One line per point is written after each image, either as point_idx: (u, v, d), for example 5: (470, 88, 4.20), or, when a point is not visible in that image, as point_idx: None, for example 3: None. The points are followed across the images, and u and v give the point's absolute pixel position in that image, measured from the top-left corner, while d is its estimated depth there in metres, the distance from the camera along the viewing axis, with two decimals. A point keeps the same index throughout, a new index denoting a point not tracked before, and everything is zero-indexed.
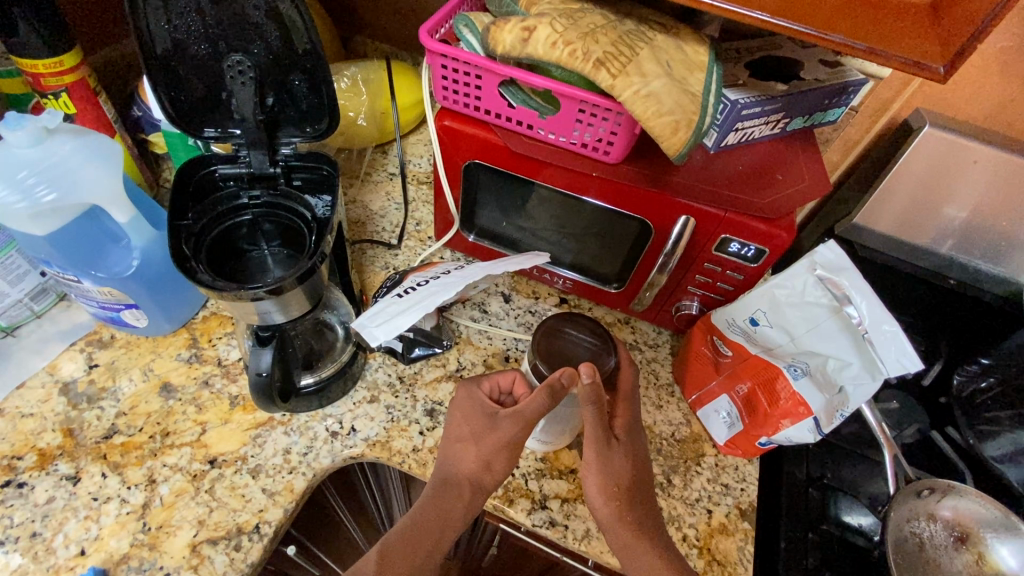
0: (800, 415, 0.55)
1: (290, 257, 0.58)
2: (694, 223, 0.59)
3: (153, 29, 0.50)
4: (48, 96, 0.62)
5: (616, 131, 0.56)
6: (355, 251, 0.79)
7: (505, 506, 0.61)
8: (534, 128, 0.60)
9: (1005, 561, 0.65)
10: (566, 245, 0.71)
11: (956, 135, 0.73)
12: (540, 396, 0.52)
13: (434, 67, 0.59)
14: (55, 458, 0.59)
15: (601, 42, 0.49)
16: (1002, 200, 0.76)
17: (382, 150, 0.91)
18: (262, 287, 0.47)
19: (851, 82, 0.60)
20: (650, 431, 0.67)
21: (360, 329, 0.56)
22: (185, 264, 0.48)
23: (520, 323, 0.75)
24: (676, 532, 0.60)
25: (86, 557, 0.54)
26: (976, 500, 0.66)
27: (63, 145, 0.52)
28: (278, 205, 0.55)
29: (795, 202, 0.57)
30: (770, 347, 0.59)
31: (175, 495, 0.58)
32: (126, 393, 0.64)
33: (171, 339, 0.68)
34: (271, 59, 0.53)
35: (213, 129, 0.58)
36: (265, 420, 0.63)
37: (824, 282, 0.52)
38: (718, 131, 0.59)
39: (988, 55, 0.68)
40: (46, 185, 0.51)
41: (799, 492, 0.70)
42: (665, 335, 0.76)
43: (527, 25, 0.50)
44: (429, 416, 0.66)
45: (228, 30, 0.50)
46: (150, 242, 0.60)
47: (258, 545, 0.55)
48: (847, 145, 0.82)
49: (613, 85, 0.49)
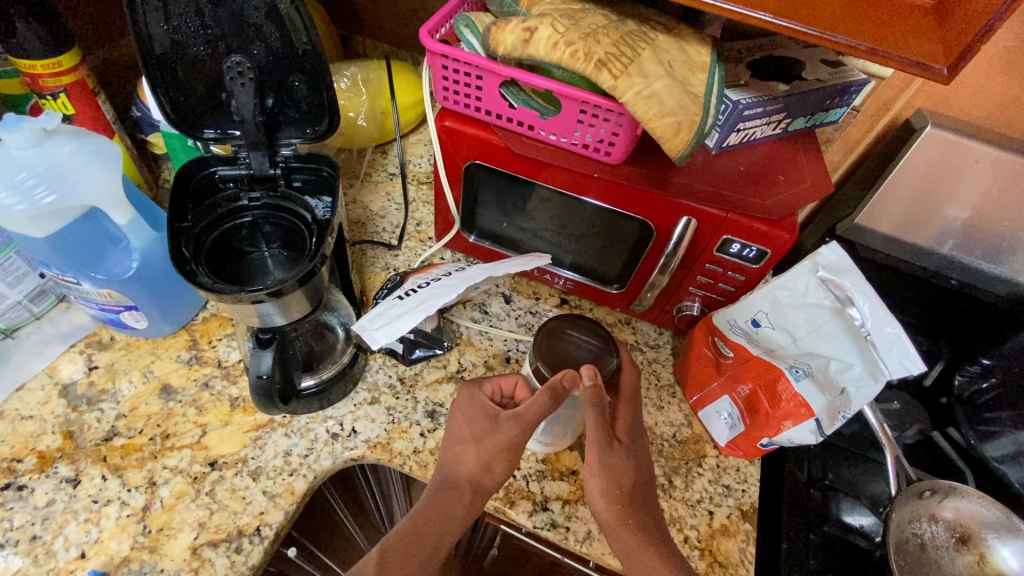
0: (802, 416, 0.55)
1: (291, 258, 0.58)
2: (696, 224, 0.59)
3: (152, 30, 0.49)
4: (47, 96, 0.62)
5: (618, 132, 0.56)
6: (355, 252, 0.78)
7: (506, 507, 0.60)
8: (535, 128, 0.60)
9: (1006, 562, 0.65)
10: (567, 245, 0.71)
11: (958, 135, 0.73)
12: (541, 397, 0.52)
13: (434, 68, 0.59)
14: (55, 460, 0.59)
15: (603, 42, 0.49)
16: (1004, 199, 0.76)
17: (382, 150, 0.90)
18: (262, 289, 0.47)
19: (853, 82, 0.60)
20: (651, 432, 0.67)
21: (360, 331, 0.56)
22: (184, 266, 0.48)
23: (521, 324, 0.75)
24: (677, 533, 0.60)
25: (86, 560, 0.53)
26: (977, 501, 0.66)
27: (62, 145, 0.51)
28: (278, 207, 0.55)
29: (796, 203, 0.57)
30: (772, 348, 0.59)
31: (175, 497, 0.57)
32: (126, 394, 0.63)
33: (171, 340, 0.68)
34: (271, 60, 0.52)
35: (212, 130, 0.57)
36: (265, 422, 0.63)
37: (826, 283, 0.52)
38: (719, 131, 0.59)
39: (990, 55, 0.67)
40: (45, 188, 0.50)
41: (799, 492, 0.70)
42: (665, 335, 0.76)
43: (528, 25, 0.49)
44: (429, 417, 0.65)
45: (228, 31, 0.50)
46: (150, 243, 0.59)
47: (259, 547, 0.55)
48: (848, 145, 0.82)
49: (614, 86, 0.48)
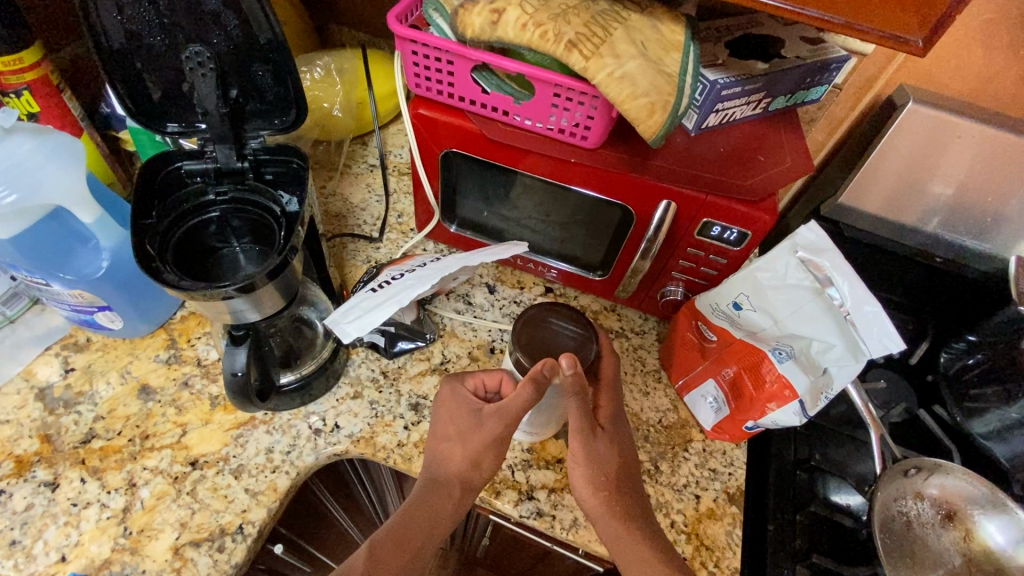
0: (786, 398, 0.54)
1: (263, 253, 0.57)
2: (676, 207, 0.57)
3: (106, 21, 0.48)
4: (10, 95, 0.60)
5: (593, 115, 0.55)
6: (335, 245, 0.77)
7: (492, 498, 0.60)
8: (510, 114, 0.59)
9: (993, 538, 0.65)
10: (550, 233, 0.70)
11: (941, 111, 0.72)
12: (525, 390, 0.51)
13: (404, 55, 0.58)
14: (33, 465, 0.58)
15: (573, 23, 0.48)
16: (988, 174, 0.76)
17: (361, 141, 0.89)
18: (231, 284, 0.46)
19: (833, 58, 0.59)
20: (636, 418, 0.67)
21: (333, 326, 0.55)
22: (150, 265, 0.47)
23: (505, 314, 0.74)
24: (664, 518, 0.60)
25: (67, 563, 0.53)
26: (962, 478, 0.66)
27: (21, 144, 0.50)
28: (245, 200, 0.54)
29: (775, 184, 0.56)
30: (754, 330, 0.58)
31: (156, 497, 0.57)
32: (104, 396, 0.63)
33: (149, 339, 0.67)
34: (233, 50, 0.51)
35: (176, 123, 0.56)
36: (246, 419, 0.63)
37: (806, 264, 0.51)
38: (697, 112, 0.58)
39: (970, 27, 0.67)
40: (6, 187, 0.49)
41: (788, 474, 0.70)
42: (651, 321, 0.76)
43: (496, 6, 0.48)
44: (414, 410, 0.65)
45: (185, 20, 0.49)
46: (119, 242, 0.58)
47: (242, 545, 0.55)
48: (832, 124, 0.81)
49: (586, 68, 0.47)
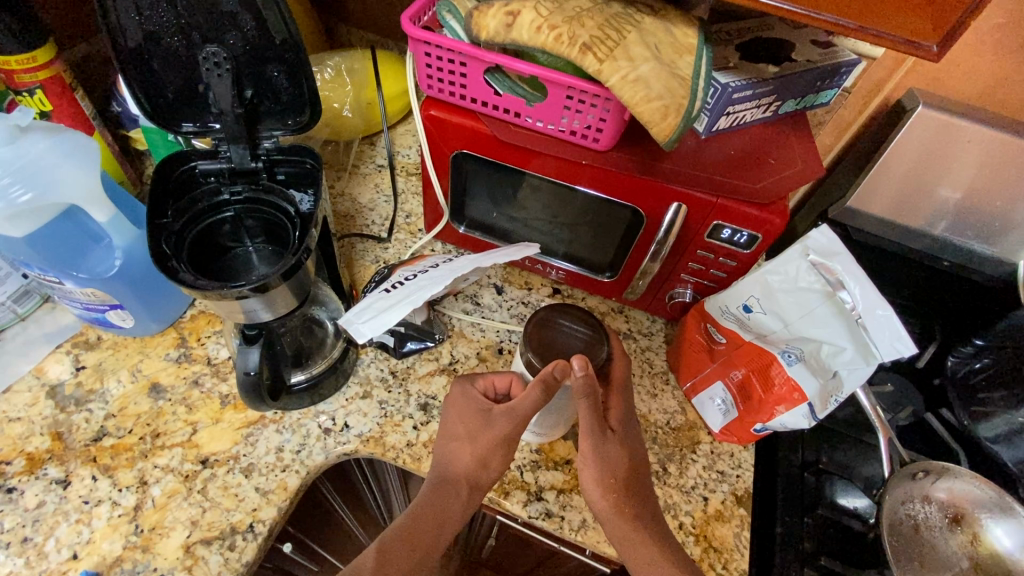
0: (795, 401, 0.54)
1: (276, 253, 0.57)
2: (686, 209, 0.58)
3: (124, 22, 0.49)
4: (23, 93, 0.61)
5: (605, 117, 0.55)
6: (344, 245, 0.78)
7: (501, 498, 0.60)
8: (522, 116, 0.59)
9: (1000, 541, 0.65)
10: (559, 235, 0.70)
11: (950, 116, 0.72)
12: (535, 390, 0.52)
13: (417, 56, 0.58)
14: (44, 462, 0.58)
15: (588, 26, 0.48)
16: (995, 179, 0.76)
17: (369, 141, 0.89)
18: (246, 284, 0.46)
19: (844, 62, 0.59)
20: (645, 420, 0.67)
21: (348, 325, 0.55)
22: (165, 264, 0.48)
23: (513, 314, 0.74)
24: (672, 520, 0.60)
25: (79, 561, 0.53)
26: (971, 481, 0.67)
27: (36, 143, 0.50)
28: (260, 200, 0.55)
29: (786, 187, 0.56)
30: (764, 333, 0.58)
31: (167, 496, 0.57)
32: (115, 394, 0.63)
33: (159, 338, 0.67)
34: (248, 50, 0.51)
35: (191, 123, 0.56)
36: (256, 419, 0.63)
37: (817, 267, 0.52)
38: (709, 115, 0.58)
39: (982, 32, 0.67)
40: (21, 186, 0.49)
41: (795, 477, 0.70)
42: (659, 323, 0.76)
43: (511, 9, 0.49)
44: (423, 410, 0.65)
45: (202, 21, 0.49)
46: (132, 241, 0.58)
47: (253, 544, 0.55)
48: (840, 127, 0.81)
49: (600, 70, 0.47)
